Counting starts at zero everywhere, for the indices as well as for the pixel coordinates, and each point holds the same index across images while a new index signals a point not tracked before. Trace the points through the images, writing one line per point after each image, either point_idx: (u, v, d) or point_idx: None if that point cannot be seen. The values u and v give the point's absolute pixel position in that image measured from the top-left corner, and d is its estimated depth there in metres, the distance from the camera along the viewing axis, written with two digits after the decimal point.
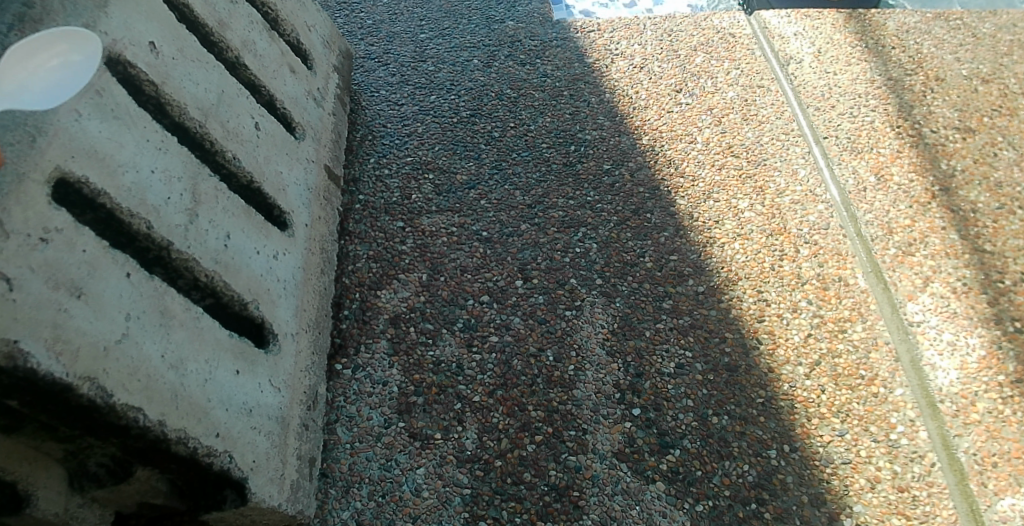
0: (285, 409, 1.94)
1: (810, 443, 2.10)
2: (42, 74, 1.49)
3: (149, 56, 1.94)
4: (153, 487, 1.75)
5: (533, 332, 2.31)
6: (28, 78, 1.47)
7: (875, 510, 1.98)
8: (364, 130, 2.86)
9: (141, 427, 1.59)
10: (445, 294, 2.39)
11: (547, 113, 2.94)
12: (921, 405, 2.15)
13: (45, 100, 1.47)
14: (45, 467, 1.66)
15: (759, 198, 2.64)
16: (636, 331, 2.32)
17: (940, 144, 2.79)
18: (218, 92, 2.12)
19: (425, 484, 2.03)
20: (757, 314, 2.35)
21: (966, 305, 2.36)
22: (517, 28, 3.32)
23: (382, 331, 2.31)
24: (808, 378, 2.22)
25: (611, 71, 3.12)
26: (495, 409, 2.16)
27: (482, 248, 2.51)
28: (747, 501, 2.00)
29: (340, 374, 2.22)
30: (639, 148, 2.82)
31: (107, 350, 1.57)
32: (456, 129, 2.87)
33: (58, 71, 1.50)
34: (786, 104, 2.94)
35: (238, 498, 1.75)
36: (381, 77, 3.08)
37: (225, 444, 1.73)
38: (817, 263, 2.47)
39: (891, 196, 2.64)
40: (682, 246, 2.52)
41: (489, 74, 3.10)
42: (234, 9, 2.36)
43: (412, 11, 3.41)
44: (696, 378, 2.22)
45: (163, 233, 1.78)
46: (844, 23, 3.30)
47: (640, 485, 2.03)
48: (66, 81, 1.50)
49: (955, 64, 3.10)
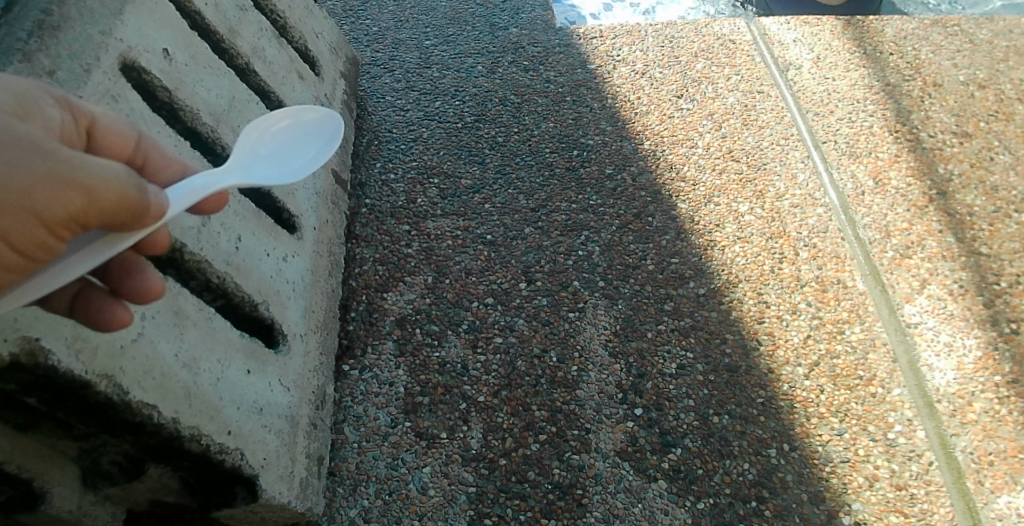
0: (294, 408, 1.98)
1: (809, 442, 2.13)
2: (273, 145, 1.54)
3: (162, 62, 1.98)
4: (165, 485, 1.79)
5: (536, 333, 2.35)
6: (266, 150, 1.52)
7: (873, 507, 2.02)
8: (370, 135, 2.91)
9: (157, 424, 1.63)
10: (450, 296, 2.43)
11: (550, 118, 2.98)
12: (919, 405, 2.19)
13: (281, 165, 1.51)
14: (59, 465, 1.69)
15: (759, 202, 2.69)
16: (638, 332, 2.36)
17: (937, 148, 2.83)
18: (230, 98, 2.17)
19: (431, 482, 2.07)
20: (757, 316, 2.39)
21: (963, 306, 2.39)
22: (521, 34, 3.37)
23: (388, 333, 2.35)
24: (807, 378, 2.26)
25: (613, 77, 3.16)
26: (500, 409, 2.19)
27: (486, 251, 2.55)
28: (747, 499, 2.04)
29: (348, 374, 2.26)
30: (641, 153, 2.86)
31: (123, 348, 1.62)
32: (461, 134, 2.92)
33: (284, 143, 1.55)
34: (786, 109, 2.99)
35: (249, 495, 1.79)
36: (386, 83, 3.12)
37: (237, 442, 1.77)
38: (817, 265, 2.51)
39: (889, 200, 2.68)
40: (683, 249, 2.56)
41: (493, 80, 3.15)
42: (244, 16, 2.41)
43: (417, 18, 3.46)
44: (697, 379, 2.26)
45: (176, 235, 1.82)
46: (843, 30, 3.34)
47: (642, 483, 2.06)
48: (293, 152, 1.55)
49: (952, 70, 3.14)
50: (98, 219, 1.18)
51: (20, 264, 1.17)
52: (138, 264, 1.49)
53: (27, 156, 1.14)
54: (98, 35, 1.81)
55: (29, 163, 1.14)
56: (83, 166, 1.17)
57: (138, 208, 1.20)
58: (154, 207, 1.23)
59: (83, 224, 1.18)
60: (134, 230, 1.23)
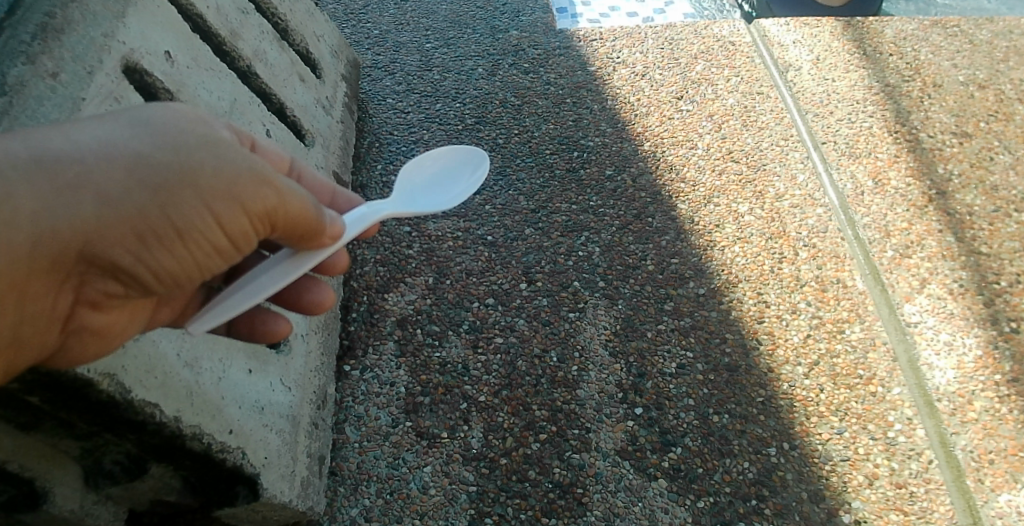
0: (295, 407, 2.00)
1: (809, 441, 2.14)
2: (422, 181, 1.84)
3: (164, 64, 2.00)
4: (167, 484, 1.79)
5: (537, 333, 2.36)
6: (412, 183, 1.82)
7: (873, 505, 2.02)
8: (371, 137, 2.92)
9: (158, 423, 1.64)
10: (451, 297, 2.44)
11: (551, 120, 3.00)
12: (919, 404, 2.20)
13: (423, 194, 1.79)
14: (62, 464, 1.71)
15: (759, 202, 2.69)
16: (638, 332, 2.37)
17: (937, 148, 2.84)
18: (232, 100, 2.19)
19: (432, 482, 2.07)
20: (757, 315, 2.40)
21: (962, 305, 2.40)
22: (521, 37, 3.38)
23: (389, 333, 2.36)
24: (807, 377, 2.26)
25: (613, 79, 3.18)
26: (500, 409, 2.20)
27: (487, 252, 2.56)
28: (747, 498, 2.04)
29: (349, 375, 2.27)
30: (641, 154, 2.87)
31: (126, 347, 1.63)
32: (462, 136, 2.93)
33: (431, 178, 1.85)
34: (786, 110, 3.00)
35: (250, 494, 1.80)
36: (387, 86, 3.14)
37: (238, 441, 1.78)
38: (816, 265, 2.51)
39: (888, 200, 2.69)
40: (683, 250, 2.57)
41: (493, 82, 3.16)
42: (245, 19, 2.43)
43: (418, 21, 3.48)
44: (697, 378, 2.27)
45: None
46: (842, 31, 3.35)
47: (642, 482, 2.07)
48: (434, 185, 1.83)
49: (952, 70, 3.15)
50: (287, 224, 1.45)
51: (230, 253, 1.44)
52: (315, 281, 1.83)
53: (245, 161, 1.41)
54: (100, 37, 1.83)
55: (248, 169, 1.41)
56: (284, 183, 1.44)
57: (320, 231, 1.48)
58: (333, 231, 1.52)
59: (272, 222, 1.44)
60: (317, 250, 1.51)
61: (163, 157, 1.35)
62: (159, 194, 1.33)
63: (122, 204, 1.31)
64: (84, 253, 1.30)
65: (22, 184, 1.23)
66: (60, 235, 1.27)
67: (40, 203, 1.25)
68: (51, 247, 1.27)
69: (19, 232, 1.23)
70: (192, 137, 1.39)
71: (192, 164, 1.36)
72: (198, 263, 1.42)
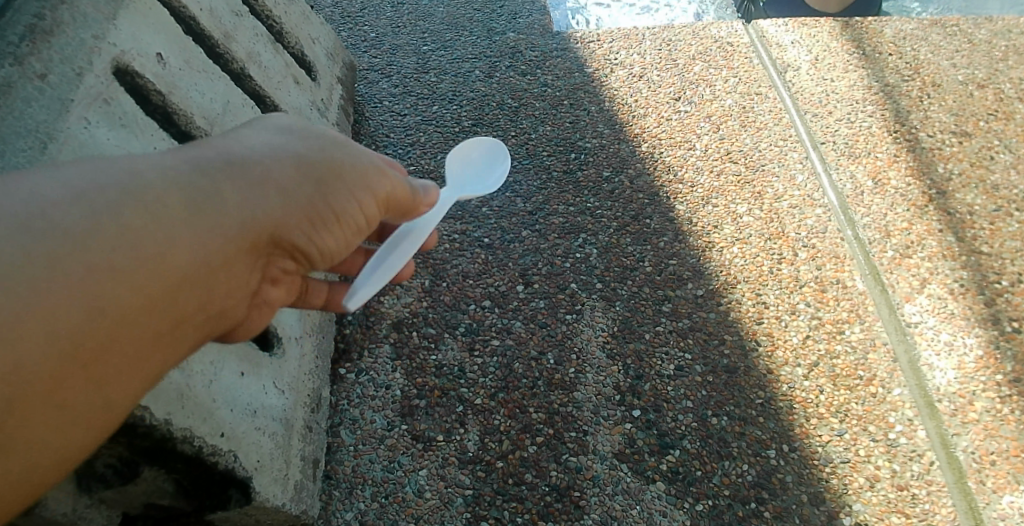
0: (288, 411, 1.98)
1: (809, 443, 2.11)
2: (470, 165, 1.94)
3: (156, 66, 1.99)
4: (160, 488, 1.79)
5: (534, 336, 2.34)
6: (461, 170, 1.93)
7: (874, 508, 2.00)
8: (368, 140, 2.91)
9: (148, 426, 1.62)
10: (447, 299, 2.43)
11: (548, 122, 2.99)
12: (920, 405, 2.17)
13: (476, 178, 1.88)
14: None
15: (757, 203, 2.68)
16: (636, 334, 2.35)
17: (937, 148, 2.82)
18: (224, 102, 2.18)
19: (427, 485, 2.05)
20: (756, 316, 2.38)
21: (963, 305, 2.38)
22: (518, 39, 3.38)
23: (385, 336, 2.34)
24: (807, 379, 2.24)
25: (611, 80, 3.16)
26: (497, 411, 2.19)
27: (483, 254, 2.55)
28: (746, 501, 2.02)
29: (344, 378, 2.26)
30: (638, 155, 2.86)
31: None
32: (458, 139, 2.92)
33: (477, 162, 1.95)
34: (784, 111, 2.98)
35: (242, 497, 1.79)
36: (384, 89, 3.13)
37: (230, 444, 1.77)
38: (815, 266, 2.49)
39: (888, 200, 2.67)
40: (681, 251, 2.55)
41: (490, 84, 3.15)
42: (239, 21, 2.43)
43: (415, 24, 3.47)
44: (695, 380, 2.24)
45: None
46: (841, 31, 3.34)
47: (640, 485, 2.05)
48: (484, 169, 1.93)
49: (951, 70, 3.13)
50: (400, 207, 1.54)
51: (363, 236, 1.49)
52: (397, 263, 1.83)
53: (365, 153, 1.48)
54: (91, 39, 1.83)
55: (369, 158, 1.48)
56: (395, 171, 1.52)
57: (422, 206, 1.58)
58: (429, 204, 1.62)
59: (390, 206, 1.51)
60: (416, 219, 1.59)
61: (314, 153, 1.38)
62: (323, 184, 1.36)
63: (298, 193, 1.31)
64: (279, 237, 1.29)
65: (223, 177, 1.21)
66: (263, 220, 1.25)
67: (246, 191, 1.23)
68: (260, 230, 1.25)
69: (232, 219, 1.20)
70: (323, 137, 1.44)
71: (334, 155, 1.41)
72: (345, 246, 1.45)
